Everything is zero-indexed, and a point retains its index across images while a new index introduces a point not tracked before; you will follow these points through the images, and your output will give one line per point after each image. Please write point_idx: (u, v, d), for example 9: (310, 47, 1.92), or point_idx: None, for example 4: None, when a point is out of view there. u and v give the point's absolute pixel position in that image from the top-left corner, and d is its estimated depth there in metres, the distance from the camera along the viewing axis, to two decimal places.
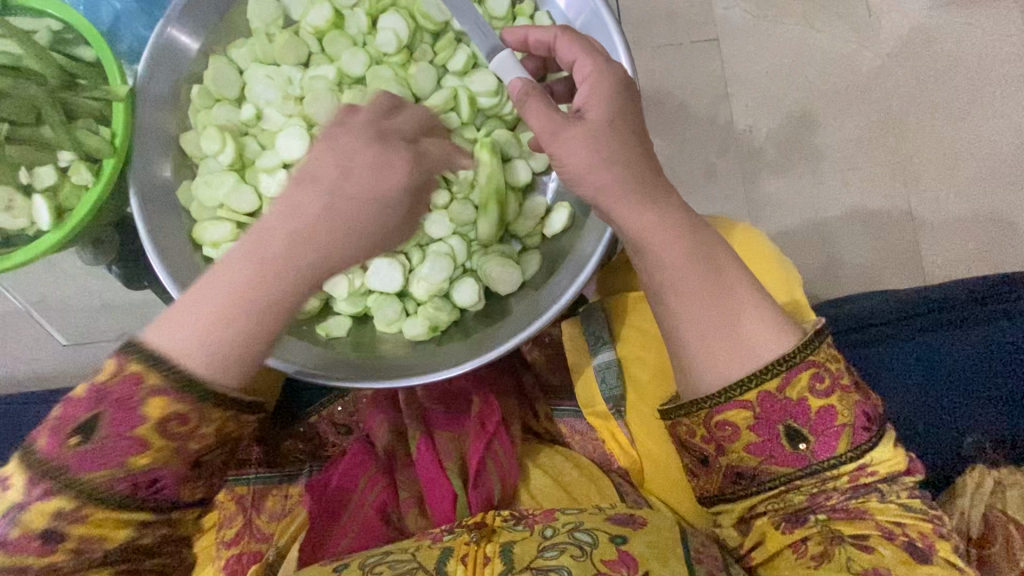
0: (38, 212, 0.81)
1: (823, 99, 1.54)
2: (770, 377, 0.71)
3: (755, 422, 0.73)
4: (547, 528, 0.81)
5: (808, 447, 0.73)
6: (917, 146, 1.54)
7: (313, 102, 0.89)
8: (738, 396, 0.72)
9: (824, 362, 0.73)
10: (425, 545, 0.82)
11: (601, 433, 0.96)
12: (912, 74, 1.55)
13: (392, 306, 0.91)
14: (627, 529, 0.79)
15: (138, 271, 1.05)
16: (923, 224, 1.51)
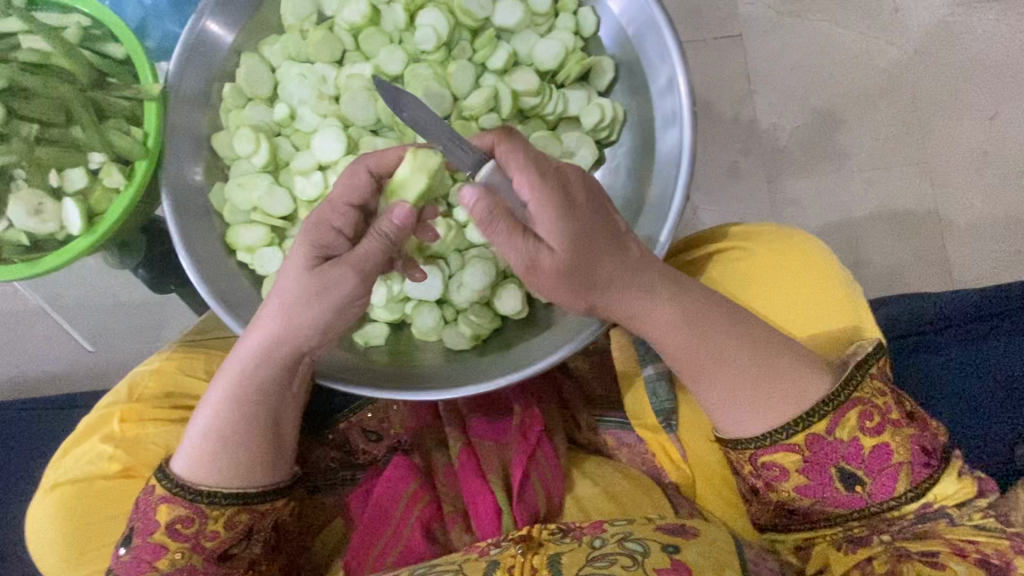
0: (68, 215, 0.78)
1: (851, 97, 1.50)
2: (815, 420, 0.75)
3: (807, 464, 0.76)
4: (597, 538, 0.80)
5: (864, 488, 0.76)
6: (945, 145, 1.50)
7: (350, 101, 0.86)
8: (785, 438, 0.76)
9: (872, 399, 0.75)
10: (471, 558, 0.81)
11: (652, 447, 0.96)
12: (940, 72, 1.51)
13: (430, 314, 0.88)
14: (680, 539, 0.78)
15: (165, 274, 1.03)
16: (950, 225, 1.48)
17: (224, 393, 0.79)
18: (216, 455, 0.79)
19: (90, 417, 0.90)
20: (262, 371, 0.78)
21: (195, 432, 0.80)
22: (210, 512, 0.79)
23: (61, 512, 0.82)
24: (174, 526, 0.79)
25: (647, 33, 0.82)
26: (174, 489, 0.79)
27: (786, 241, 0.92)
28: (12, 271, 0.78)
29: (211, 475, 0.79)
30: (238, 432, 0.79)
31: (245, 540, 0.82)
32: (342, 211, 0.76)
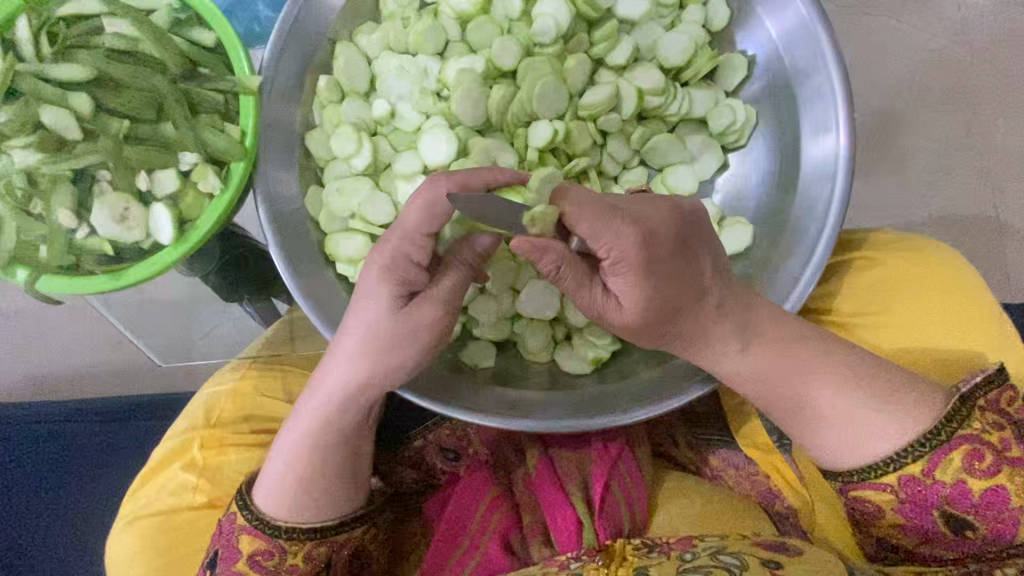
0: (158, 223, 0.70)
1: (979, 76, 1.26)
2: (908, 461, 0.63)
3: (902, 506, 0.64)
4: (687, 552, 0.66)
5: (976, 533, 0.63)
6: (1004, 149, 1.26)
7: (461, 98, 0.78)
8: (874, 476, 0.64)
9: (981, 435, 0.61)
10: (551, 571, 0.68)
11: (762, 467, 0.86)
12: (1007, 66, 1.27)
13: (542, 334, 0.79)
14: (782, 557, 0.64)
15: (238, 282, 0.93)
16: (1014, 232, 1.25)
17: (310, 421, 0.70)
18: (300, 490, 0.71)
19: (168, 442, 0.84)
20: (351, 404, 0.70)
21: (275, 464, 0.72)
22: (290, 547, 0.71)
23: (144, 545, 0.78)
24: (256, 556, 0.71)
25: (796, 30, 0.75)
26: (256, 521, 0.71)
27: (943, 264, 0.82)
28: (96, 283, 0.70)
29: (294, 510, 0.71)
30: (323, 467, 0.71)
31: (326, 570, 0.75)
32: (419, 243, 0.63)
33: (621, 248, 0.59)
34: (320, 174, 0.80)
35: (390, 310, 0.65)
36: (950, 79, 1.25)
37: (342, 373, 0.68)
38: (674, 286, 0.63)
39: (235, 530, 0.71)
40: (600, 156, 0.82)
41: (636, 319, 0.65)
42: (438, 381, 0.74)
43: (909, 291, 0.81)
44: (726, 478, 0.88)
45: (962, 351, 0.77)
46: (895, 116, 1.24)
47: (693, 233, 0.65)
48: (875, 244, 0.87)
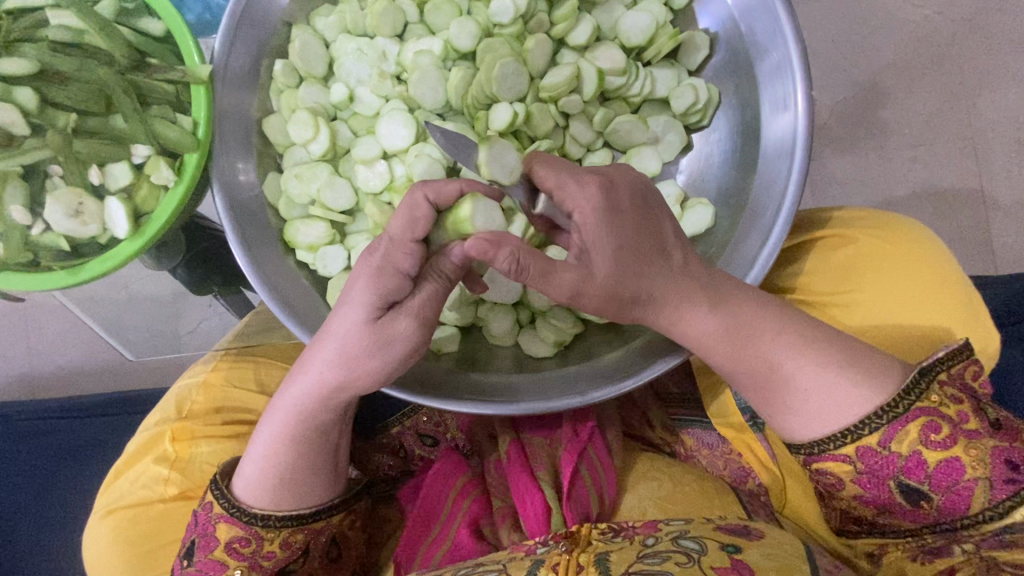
0: (113, 215, 0.70)
1: (962, 46, 1.24)
2: (865, 432, 0.61)
3: (861, 477, 0.62)
4: (649, 537, 0.62)
5: (931, 504, 0.61)
6: (992, 119, 1.24)
7: (419, 82, 0.77)
8: (836, 449, 0.62)
9: (939, 407, 0.59)
10: (517, 557, 0.64)
11: (735, 447, 0.81)
12: (996, 35, 1.24)
13: (507, 317, 0.80)
14: (742, 539, 0.60)
15: (207, 273, 0.92)
16: (998, 203, 1.23)
17: (288, 415, 0.69)
18: (279, 485, 0.70)
19: (142, 435, 0.85)
20: (331, 406, 0.68)
21: (253, 457, 0.71)
22: (267, 535, 0.71)
23: (119, 537, 0.79)
24: (233, 543, 0.71)
25: (756, 5, 0.73)
26: (233, 510, 0.70)
27: (898, 231, 0.81)
28: (50, 280, 0.70)
29: (270, 501, 0.70)
30: (299, 461, 0.70)
31: (304, 556, 0.74)
32: (405, 247, 0.61)
33: (582, 198, 0.60)
34: (279, 161, 0.79)
35: (371, 320, 0.61)
36: (931, 50, 1.24)
37: (320, 376, 0.66)
38: (638, 240, 0.61)
39: (212, 516, 0.71)
40: (562, 136, 0.81)
41: (610, 277, 0.60)
42: (413, 375, 0.73)
43: (878, 265, 0.79)
44: (699, 459, 0.85)
45: (931, 321, 0.75)
46: (875, 90, 1.23)
47: (653, 203, 0.64)
48: (833, 219, 0.85)
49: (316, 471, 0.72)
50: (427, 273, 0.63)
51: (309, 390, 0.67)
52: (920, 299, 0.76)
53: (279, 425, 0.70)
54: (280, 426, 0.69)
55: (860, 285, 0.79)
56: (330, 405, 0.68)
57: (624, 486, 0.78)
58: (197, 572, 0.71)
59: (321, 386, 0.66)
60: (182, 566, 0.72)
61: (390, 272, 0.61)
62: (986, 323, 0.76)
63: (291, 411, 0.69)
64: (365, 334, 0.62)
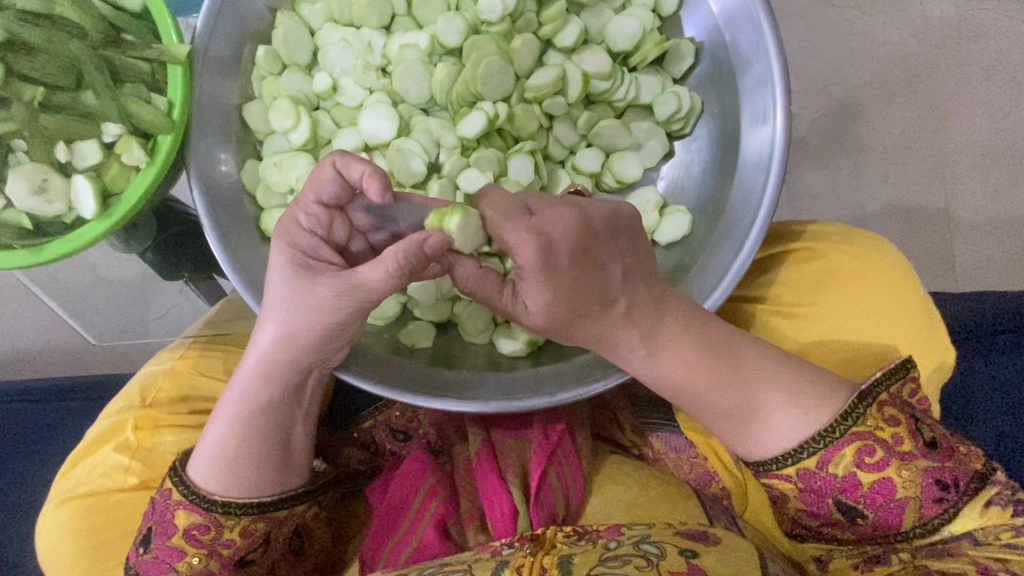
0: (78, 195, 0.67)
1: (933, 70, 1.28)
2: (805, 455, 0.62)
3: (802, 494, 0.64)
4: (612, 541, 0.63)
5: (867, 521, 0.63)
6: (960, 143, 1.28)
7: (405, 74, 0.76)
8: (778, 468, 0.64)
9: (874, 431, 0.61)
10: (482, 558, 0.64)
11: (702, 452, 0.81)
12: (965, 64, 1.28)
13: (483, 313, 0.79)
14: (700, 544, 0.61)
15: (178, 259, 0.92)
16: (960, 223, 1.28)
17: (242, 396, 0.69)
18: (234, 465, 0.70)
19: (103, 423, 0.82)
20: (279, 374, 0.68)
21: (207, 443, 0.71)
22: (226, 521, 0.70)
23: (74, 526, 0.76)
24: (191, 530, 0.70)
25: (740, 17, 0.74)
26: (192, 496, 0.69)
27: (864, 247, 0.83)
28: (11, 259, 0.67)
29: (226, 489, 0.69)
30: (255, 444, 0.70)
31: (265, 546, 0.73)
32: (309, 208, 0.64)
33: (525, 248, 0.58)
34: (258, 148, 0.77)
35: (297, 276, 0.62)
36: (905, 74, 1.28)
37: (264, 340, 0.66)
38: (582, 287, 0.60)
39: (170, 504, 0.70)
40: (547, 142, 0.82)
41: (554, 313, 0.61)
42: (378, 367, 0.73)
43: (843, 280, 0.81)
44: (665, 462, 0.85)
45: (891, 336, 0.78)
46: (850, 109, 1.27)
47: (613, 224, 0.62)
48: (806, 233, 0.87)
49: (274, 455, 0.71)
50: (381, 260, 0.58)
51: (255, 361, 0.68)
52: (882, 314, 0.79)
53: (236, 408, 0.70)
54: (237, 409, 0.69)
55: (831, 298, 0.81)
56: (287, 382, 0.69)
57: (591, 488, 0.78)
58: (153, 560, 0.70)
59: (264, 351, 0.67)
60: (137, 554, 0.71)
61: (306, 231, 0.63)
62: (945, 335, 0.79)
63: (246, 393, 0.69)
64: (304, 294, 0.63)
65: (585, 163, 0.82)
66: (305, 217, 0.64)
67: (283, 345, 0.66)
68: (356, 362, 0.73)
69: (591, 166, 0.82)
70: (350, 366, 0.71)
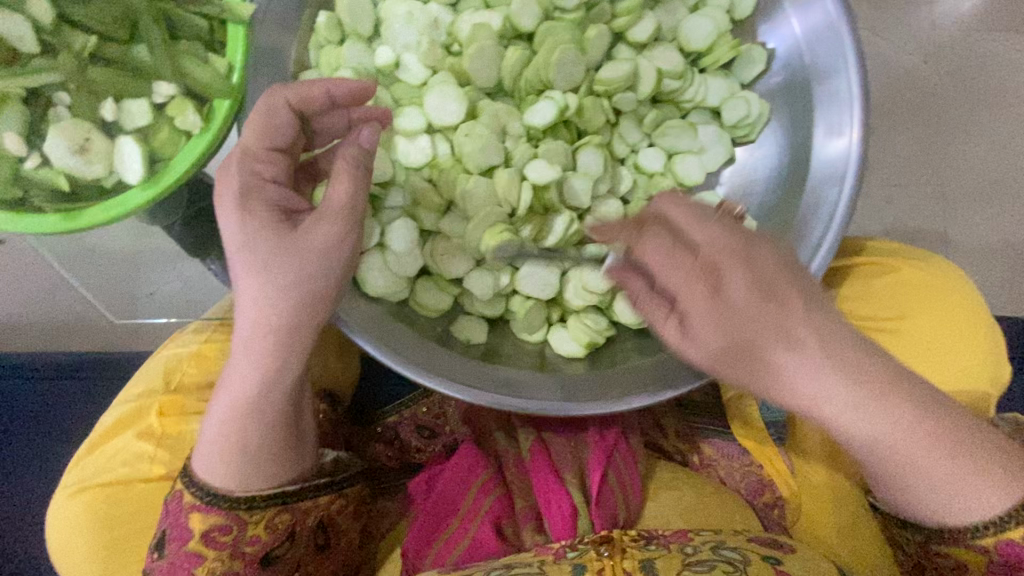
0: (127, 159, 0.62)
1: (942, 95, 1.27)
2: (1010, 525, 0.56)
3: (992, 566, 0.58)
4: (687, 545, 0.64)
5: None
6: (962, 169, 1.28)
7: (476, 55, 0.71)
8: (977, 538, 0.57)
9: None
10: (549, 560, 0.64)
11: (756, 458, 0.82)
12: (971, 90, 1.27)
13: (540, 307, 0.77)
14: (777, 551, 0.63)
15: (203, 237, 0.85)
16: (955, 247, 1.27)
17: (236, 378, 0.62)
18: (235, 455, 0.63)
19: (121, 407, 0.76)
20: (275, 350, 0.60)
21: (206, 435, 0.64)
22: (247, 518, 0.65)
23: (91, 518, 0.70)
24: (209, 533, 0.65)
25: (823, 28, 0.73)
26: (204, 497, 0.64)
27: (920, 265, 0.84)
28: (48, 224, 0.62)
29: (241, 482, 0.64)
30: (259, 429, 0.63)
31: (291, 540, 0.69)
32: (263, 157, 0.61)
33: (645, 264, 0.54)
34: None
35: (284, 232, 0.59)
36: (912, 96, 1.27)
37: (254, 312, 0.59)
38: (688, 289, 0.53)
39: (184, 506, 0.65)
40: (613, 138, 0.80)
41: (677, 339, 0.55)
42: (379, 325, 0.69)
43: (903, 298, 0.82)
44: (716, 468, 0.84)
45: (953, 356, 0.78)
46: None
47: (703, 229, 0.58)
48: (863, 249, 0.87)
49: (281, 438, 0.65)
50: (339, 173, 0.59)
51: (247, 337, 0.60)
52: (941, 334, 0.79)
53: (235, 393, 0.62)
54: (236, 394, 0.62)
55: (895, 316, 0.81)
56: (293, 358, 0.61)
57: (646, 493, 0.79)
58: (168, 566, 0.65)
59: (257, 323, 0.60)
60: (151, 560, 0.66)
61: (270, 182, 0.61)
62: (1000, 357, 0.80)
63: (241, 374, 0.62)
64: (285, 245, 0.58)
65: (647, 163, 0.80)
66: (264, 168, 0.60)
67: (285, 313, 0.59)
68: (408, 351, 0.68)
69: (654, 166, 0.80)
70: (401, 355, 0.67)
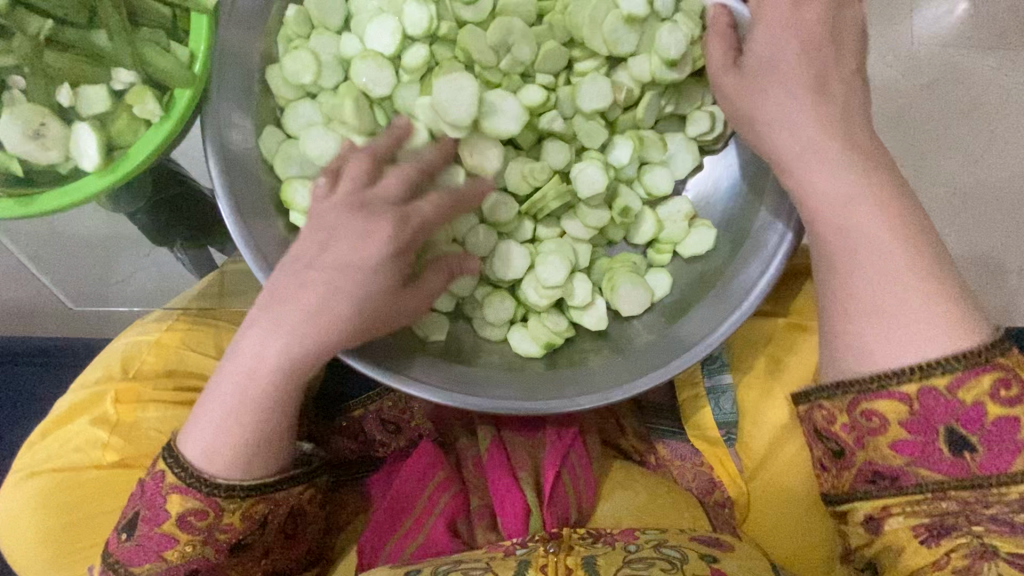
0: (81, 145, 0.61)
1: (917, 108, 1.28)
2: (936, 373, 0.56)
3: (909, 418, 0.57)
4: (631, 543, 0.65)
5: (973, 459, 0.56)
6: (937, 180, 1.28)
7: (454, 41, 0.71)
8: (892, 385, 0.57)
9: (1014, 368, 0.55)
10: (497, 556, 0.66)
11: (708, 460, 0.84)
12: (948, 103, 1.28)
13: (504, 304, 0.78)
14: (717, 549, 0.65)
15: (170, 221, 0.84)
16: None
17: (246, 373, 0.62)
18: (227, 444, 0.63)
19: (79, 393, 0.77)
20: (293, 355, 0.61)
21: (204, 422, 0.64)
22: (226, 506, 0.65)
23: (45, 504, 0.70)
24: (185, 516, 0.64)
25: None
26: (190, 481, 0.63)
27: None
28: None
29: (230, 473, 0.64)
30: (260, 428, 0.63)
31: (261, 530, 0.69)
32: None
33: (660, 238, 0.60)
34: (277, 114, 0.72)
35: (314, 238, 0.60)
36: (889, 107, 1.28)
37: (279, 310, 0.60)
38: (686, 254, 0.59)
39: (163, 487, 0.64)
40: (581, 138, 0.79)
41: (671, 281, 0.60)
42: (388, 346, 0.69)
43: None
44: (669, 468, 0.87)
45: None
46: None
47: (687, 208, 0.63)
48: None
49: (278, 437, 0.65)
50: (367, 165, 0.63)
51: (266, 332, 0.61)
52: None
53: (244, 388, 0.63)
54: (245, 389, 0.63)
55: None
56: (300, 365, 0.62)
57: (600, 492, 0.81)
58: (137, 547, 0.65)
59: (276, 321, 0.61)
60: (119, 539, 0.66)
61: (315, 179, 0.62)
62: None
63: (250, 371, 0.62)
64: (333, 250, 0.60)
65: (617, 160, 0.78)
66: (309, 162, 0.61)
67: (301, 317, 0.60)
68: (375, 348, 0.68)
69: (623, 161, 0.77)
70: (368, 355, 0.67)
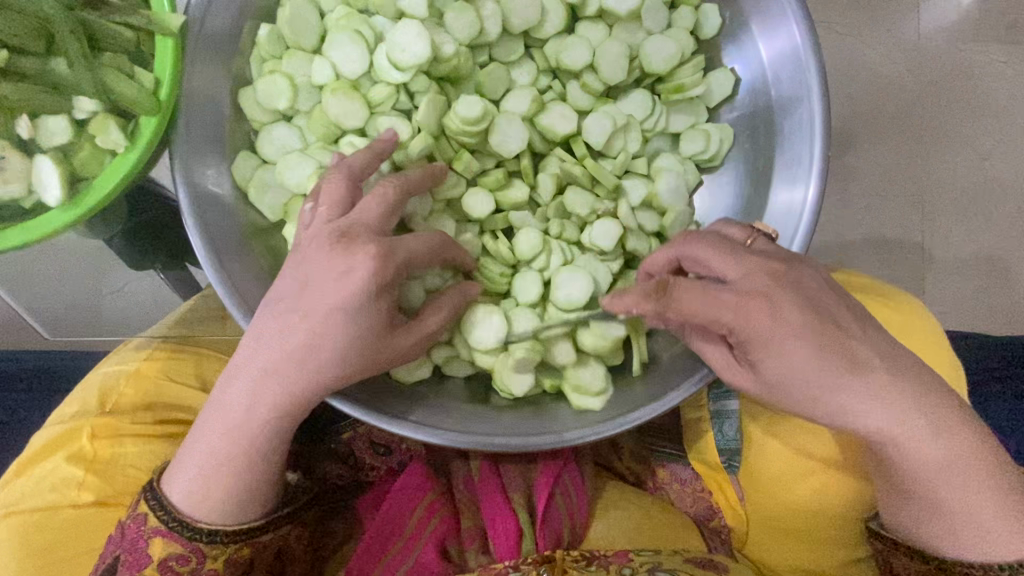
0: (44, 178, 0.59)
1: (924, 106, 1.24)
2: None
3: None
4: (625, 569, 0.66)
5: None
6: (945, 181, 1.24)
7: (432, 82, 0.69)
8: (974, 574, 0.58)
9: None
10: None
11: (708, 484, 0.82)
12: (957, 100, 1.24)
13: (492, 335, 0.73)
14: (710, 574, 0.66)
15: (150, 248, 0.83)
16: (934, 258, 1.23)
17: (230, 414, 0.59)
18: (208, 488, 0.60)
19: (54, 427, 0.74)
20: (276, 393, 0.58)
21: (187, 465, 0.61)
22: (209, 551, 0.62)
23: (20, 543, 0.68)
24: (166, 561, 0.62)
25: (788, 53, 0.70)
26: (172, 525, 0.61)
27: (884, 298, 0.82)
28: None
29: (212, 518, 0.61)
30: (242, 473, 0.60)
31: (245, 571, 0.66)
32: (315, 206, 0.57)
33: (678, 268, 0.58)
34: (252, 137, 0.69)
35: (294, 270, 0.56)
36: (895, 105, 1.23)
37: (260, 350, 0.57)
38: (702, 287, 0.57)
39: (145, 532, 0.62)
40: (577, 166, 0.74)
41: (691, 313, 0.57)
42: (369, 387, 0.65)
43: None
44: (668, 491, 0.85)
45: None
46: (842, 137, 1.23)
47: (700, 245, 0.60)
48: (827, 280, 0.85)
49: (264, 482, 0.62)
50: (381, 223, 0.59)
51: (248, 374, 0.57)
52: None
53: (228, 427, 0.59)
54: (228, 428, 0.59)
55: None
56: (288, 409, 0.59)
57: (593, 511, 0.79)
58: None
59: (259, 362, 0.57)
60: None
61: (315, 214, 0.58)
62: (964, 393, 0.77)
63: (234, 413, 0.59)
64: (301, 290, 0.55)
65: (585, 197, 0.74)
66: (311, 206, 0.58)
67: (283, 358, 0.56)
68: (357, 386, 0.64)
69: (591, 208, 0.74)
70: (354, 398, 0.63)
